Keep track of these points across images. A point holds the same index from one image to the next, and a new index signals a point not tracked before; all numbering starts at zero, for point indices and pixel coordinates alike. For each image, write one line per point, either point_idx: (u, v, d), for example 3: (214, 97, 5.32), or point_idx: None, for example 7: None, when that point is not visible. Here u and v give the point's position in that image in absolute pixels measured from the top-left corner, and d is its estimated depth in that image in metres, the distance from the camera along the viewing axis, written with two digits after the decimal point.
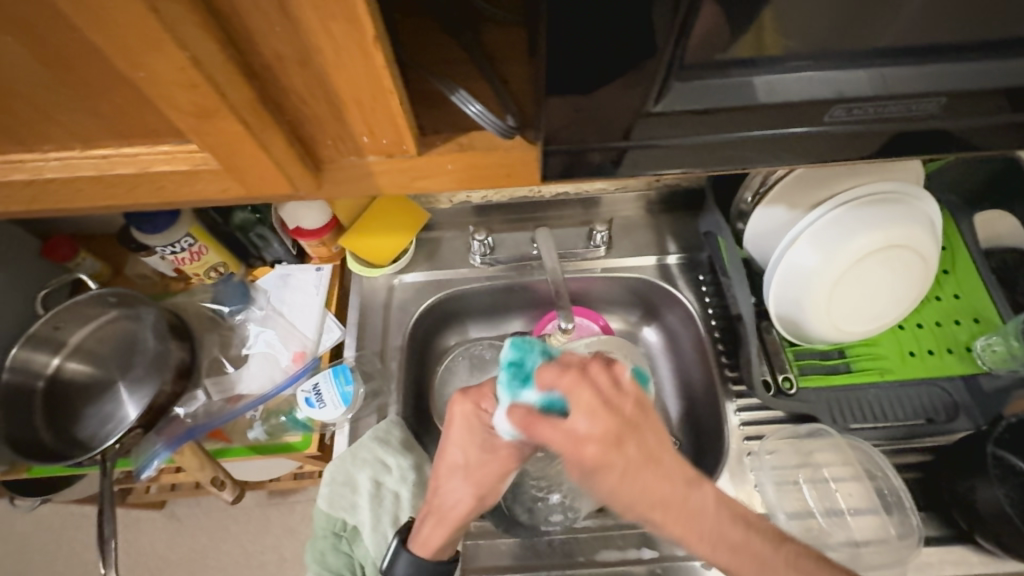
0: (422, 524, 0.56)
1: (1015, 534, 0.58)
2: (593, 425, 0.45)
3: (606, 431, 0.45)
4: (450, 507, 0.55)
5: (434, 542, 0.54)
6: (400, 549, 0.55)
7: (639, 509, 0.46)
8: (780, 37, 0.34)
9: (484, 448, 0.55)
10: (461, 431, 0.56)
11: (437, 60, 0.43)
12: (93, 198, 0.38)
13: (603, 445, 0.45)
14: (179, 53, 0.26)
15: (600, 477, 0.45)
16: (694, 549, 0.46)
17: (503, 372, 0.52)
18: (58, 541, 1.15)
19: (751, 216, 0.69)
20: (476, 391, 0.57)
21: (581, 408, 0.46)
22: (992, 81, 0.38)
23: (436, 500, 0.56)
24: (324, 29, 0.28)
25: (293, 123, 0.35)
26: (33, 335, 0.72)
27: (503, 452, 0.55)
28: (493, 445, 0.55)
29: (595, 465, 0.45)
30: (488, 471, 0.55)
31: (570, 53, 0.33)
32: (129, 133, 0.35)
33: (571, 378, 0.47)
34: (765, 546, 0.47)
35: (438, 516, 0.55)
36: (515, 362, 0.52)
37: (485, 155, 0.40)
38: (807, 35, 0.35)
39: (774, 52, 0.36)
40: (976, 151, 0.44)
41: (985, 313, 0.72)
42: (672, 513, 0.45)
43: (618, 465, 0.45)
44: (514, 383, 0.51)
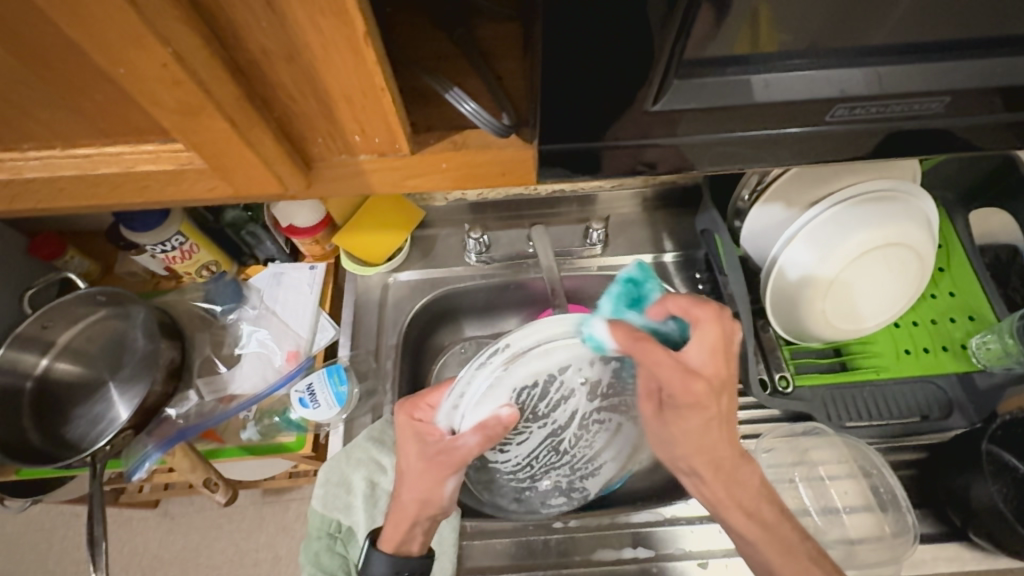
0: (386, 525, 0.57)
1: (1009, 531, 0.58)
2: (706, 366, 0.46)
3: (716, 376, 0.47)
4: (406, 510, 0.55)
5: (396, 537, 0.56)
6: (372, 552, 0.57)
7: (698, 458, 0.52)
8: (773, 35, 0.34)
9: (421, 456, 0.53)
10: (404, 441, 0.55)
11: (430, 56, 0.42)
12: (75, 198, 0.37)
13: (710, 389, 0.47)
14: (160, 49, 0.25)
15: (687, 416, 0.49)
16: (729, 518, 0.54)
17: (619, 286, 0.48)
18: (50, 541, 1.14)
19: (748, 214, 0.69)
20: (418, 400, 0.56)
21: (708, 345, 0.46)
22: (990, 81, 0.37)
23: (393, 504, 0.57)
24: (312, 23, 0.27)
25: (282, 120, 0.34)
26: (19, 335, 0.71)
27: (438, 465, 0.52)
28: (429, 457, 0.53)
29: (691, 407, 0.48)
30: (429, 480, 0.53)
31: (566, 50, 0.32)
32: (112, 130, 0.34)
33: (706, 314, 0.46)
34: (794, 535, 0.53)
35: (394, 518, 0.56)
36: (634, 281, 0.49)
37: (479, 153, 0.39)
38: (801, 31, 0.34)
39: (768, 49, 0.35)
40: (974, 150, 0.44)
41: (981, 312, 0.73)
42: (725, 474, 0.53)
43: (710, 413, 0.48)
44: (621, 301, 0.48)
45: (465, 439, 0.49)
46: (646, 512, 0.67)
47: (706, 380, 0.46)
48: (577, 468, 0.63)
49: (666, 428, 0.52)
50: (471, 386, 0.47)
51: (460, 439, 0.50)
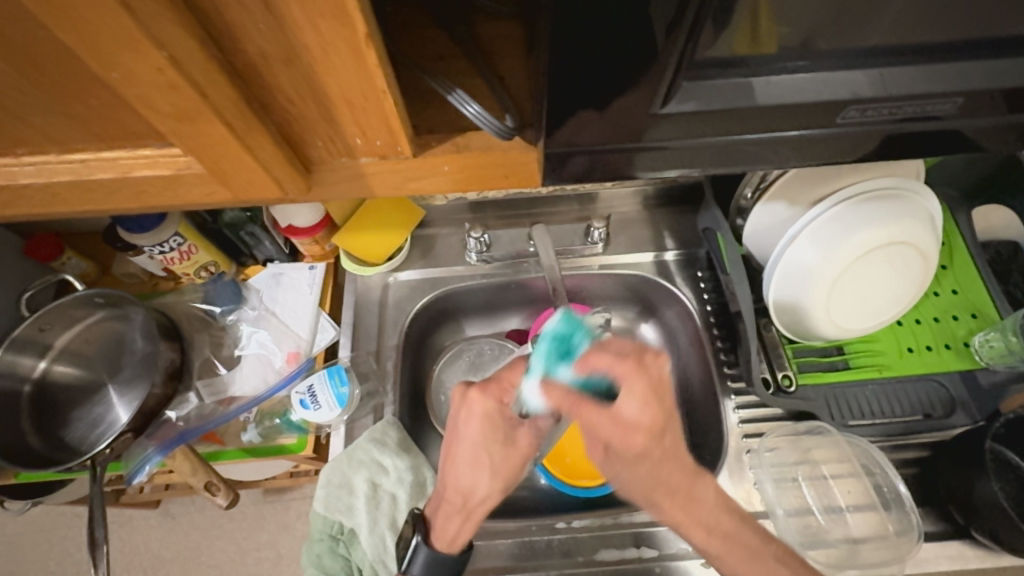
0: (445, 519, 0.54)
1: (1012, 530, 0.58)
2: (643, 417, 0.48)
3: (653, 423, 0.48)
4: (474, 499, 0.53)
5: (455, 534, 0.53)
6: (422, 546, 0.53)
7: (654, 495, 0.51)
8: (772, 32, 0.33)
9: (506, 442, 0.54)
10: (481, 427, 0.52)
11: (430, 56, 0.41)
12: (71, 204, 0.37)
13: (649, 436, 0.48)
14: (156, 53, 0.25)
15: (634, 464, 0.50)
16: (690, 536, 0.52)
17: (546, 342, 0.53)
18: (50, 542, 1.14)
19: (751, 212, 0.69)
20: (496, 385, 0.54)
21: (638, 396, 0.47)
22: (1003, 81, 0.37)
23: (454, 495, 0.54)
24: (311, 25, 0.27)
25: (280, 123, 0.34)
26: (17, 338, 0.70)
27: (522, 443, 0.54)
28: (513, 437, 0.54)
29: (638, 456, 0.49)
30: (512, 464, 0.54)
31: (571, 54, 0.31)
32: (107, 135, 0.33)
33: (630, 368, 0.48)
34: (756, 540, 0.53)
35: (463, 509, 0.53)
36: (560, 335, 0.53)
37: (482, 156, 0.39)
38: (799, 21, 0.33)
39: (767, 50, 0.34)
40: (980, 151, 0.44)
41: (984, 309, 0.72)
42: (678, 497, 0.52)
43: (656, 454, 0.49)
44: (552, 356, 0.52)
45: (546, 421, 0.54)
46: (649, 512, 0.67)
47: (643, 430, 0.48)
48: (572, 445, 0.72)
49: (616, 474, 0.52)
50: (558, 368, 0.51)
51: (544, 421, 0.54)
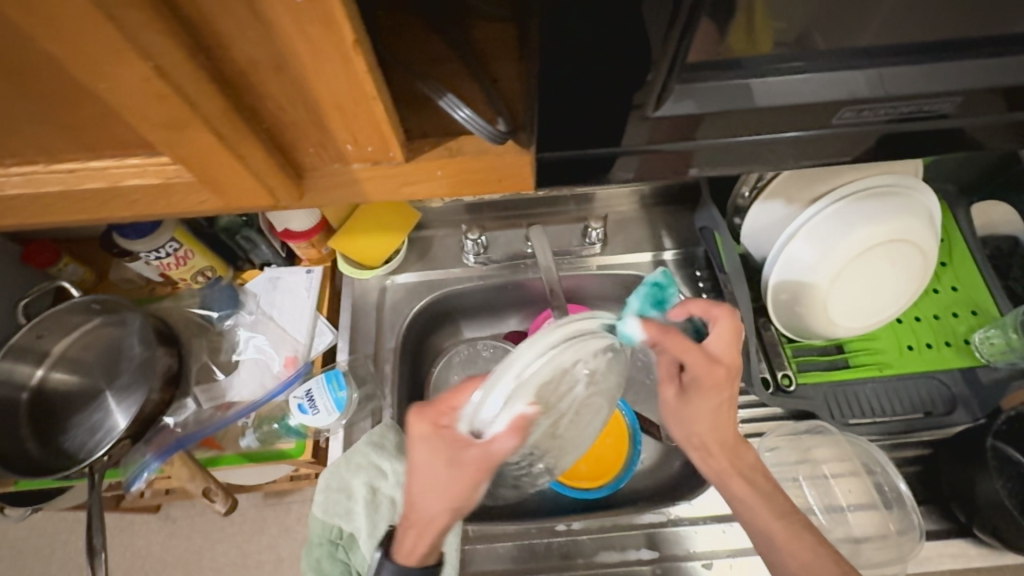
0: (404, 534, 0.51)
1: (1014, 528, 0.57)
2: (726, 354, 0.54)
3: (734, 363, 0.55)
4: (428, 521, 0.49)
5: (418, 548, 0.50)
6: (383, 561, 0.51)
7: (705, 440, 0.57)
8: (765, 24, 0.32)
9: (451, 463, 0.46)
10: (425, 452, 0.48)
11: (422, 60, 0.41)
12: (61, 213, 0.36)
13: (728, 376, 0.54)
14: (142, 63, 0.25)
15: (709, 395, 0.55)
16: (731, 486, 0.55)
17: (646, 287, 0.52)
18: (52, 547, 1.13)
19: (748, 211, 0.69)
20: (434, 408, 0.50)
21: (726, 338, 0.54)
22: (1001, 80, 0.37)
23: (409, 514, 0.50)
24: (299, 33, 0.26)
25: (271, 130, 0.33)
26: (14, 345, 0.70)
27: (470, 471, 0.46)
28: (460, 462, 0.46)
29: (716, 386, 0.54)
30: (461, 489, 0.47)
31: (564, 57, 0.31)
32: (96, 145, 0.33)
33: (722, 312, 0.54)
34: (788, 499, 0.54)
35: (419, 528, 0.49)
36: (660, 285, 0.52)
37: (475, 160, 0.39)
38: (795, 16, 0.32)
39: (762, 48, 0.34)
40: (979, 150, 0.43)
41: (983, 306, 0.72)
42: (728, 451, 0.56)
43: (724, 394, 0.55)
44: (648, 301, 0.52)
45: (500, 442, 0.44)
46: (651, 514, 0.66)
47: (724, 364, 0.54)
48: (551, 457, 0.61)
49: (684, 406, 0.57)
50: (514, 368, 0.43)
51: (496, 443, 0.44)
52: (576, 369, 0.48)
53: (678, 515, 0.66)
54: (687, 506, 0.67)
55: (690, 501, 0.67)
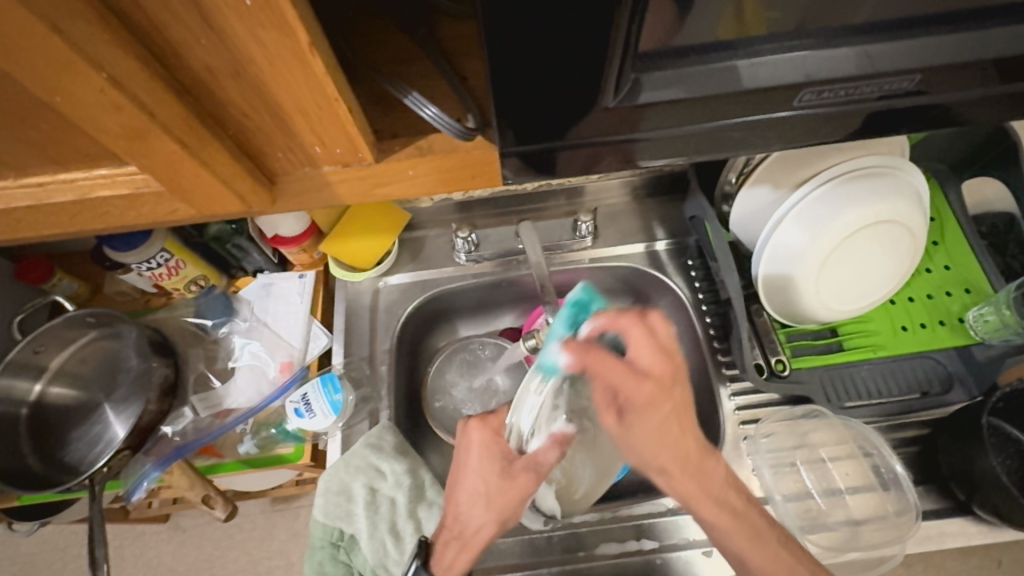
0: (443, 551, 0.53)
1: (1012, 504, 0.57)
2: (652, 365, 0.50)
3: (664, 373, 0.50)
4: (474, 532, 0.53)
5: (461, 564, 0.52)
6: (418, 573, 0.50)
7: (667, 459, 0.51)
8: (760, 15, 0.34)
9: (504, 475, 0.54)
10: (480, 458, 0.55)
11: (393, 59, 0.41)
12: (36, 228, 0.37)
13: (658, 386, 0.50)
14: (94, 74, 0.25)
15: (643, 417, 0.50)
16: (698, 510, 0.52)
17: (567, 308, 0.56)
18: (64, 560, 1.15)
19: (736, 198, 0.68)
20: (493, 419, 0.56)
21: (646, 346, 0.50)
22: (969, 54, 0.36)
23: (455, 526, 0.54)
24: (253, 37, 0.26)
25: (236, 136, 0.33)
26: (11, 361, 0.71)
27: (521, 478, 0.54)
28: (510, 471, 0.54)
29: (648, 406, 0.50)
30: (510, 497, 0.53)
31: (530, 47, 0.31)
32: (63, 158, 0.33)
33: (631, 320, 0.51)
34: (762, 520, 0.52)
35: (461, 542, 0.53)
36: (580, 303, 0.56)
37: (448, 157, 0.39)
38: (789, 6, 0.33)
39: (755, 32, 0.35)
40: (961, 124, 0.43)
41: (976, 284, 0.72)
42: (689, 470, 0.51)
43: (665, 407, 0.50)
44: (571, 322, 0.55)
45: (544, 455, 0.55)
46: (649, 504, 0.67)
47: (653, 379, 0.50)
48: None
49: (629, 437, 0.51)
50: (522, 423, 0.55)
51: (541, 456, 0.55)
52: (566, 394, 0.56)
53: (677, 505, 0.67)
54: None
55: None
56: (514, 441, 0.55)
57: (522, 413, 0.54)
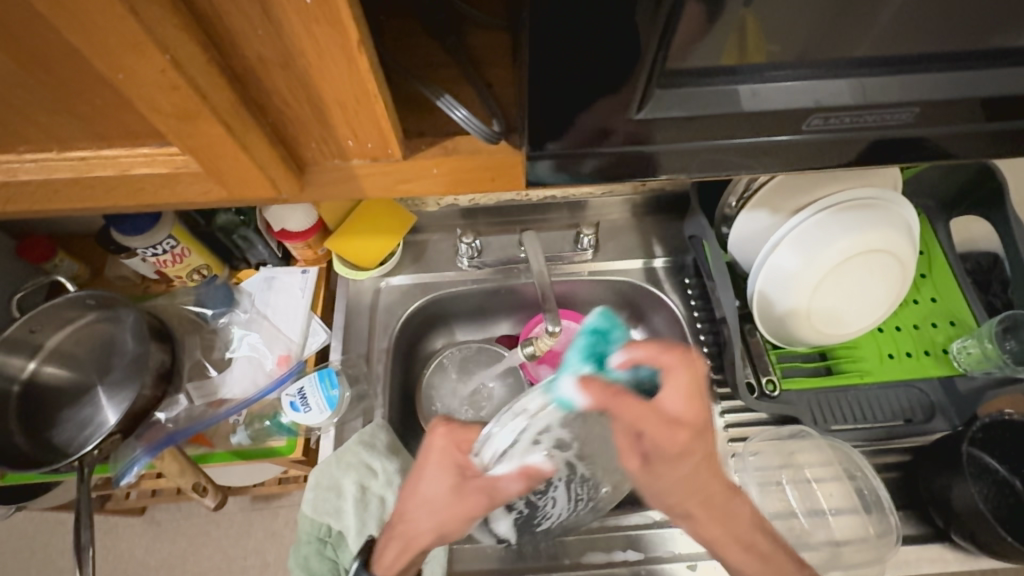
0: (386, 548, 0.54)
1: (989, 533, 0.59)
2: (686, 412, 0.49)
3: (696, 420, 0.49)
4: (417, 535, 0.52)
5: (397, 564, 0.53)
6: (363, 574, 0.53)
7: (688, 502, 0.53)
8: (762, 44, 0.36)
9: (456, 489, 0.52)
10: (437, 466, 0.54)
11: (421, 63, 0.43)
12: (70, 200, 0.38)
13: (691, 434, 0.49)
14: (159, 56, 0.26)
15: (677, 464, 0.51)
16: (726, 552, 0.54)
17: (584, 337, 0.49)
18: (33, 549, 1.12)
19: (735, 220, 0.70)
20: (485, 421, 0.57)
21: (683, 392, 0.48)
22: (960, 92, 0.39)
23: (402, 524, 0.54)
24: (307, 32, 0.28)
25: (275, 125, 0.35)
26: (7, 338, 0.70)
27: (472, 499, 0.51)
28: (464, 488, 0.52)
29: (680, 456, 0.50)
30: (455, 513, 0.51)
31: (557, 57, 0.33)
32: (108, 134, 0.35)
33: (675, 360, 0.48)
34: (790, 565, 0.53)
35: (403, 542, 0.53)
36: (600, 331, 0.49)
37: (470, 159, 0.40)
38: (789, 40, 0.35)
39: (757, 59, 0.37)
40: (952, 159, 0.45)
41: (961, 316, 0.74)
42: (716, 511, 0.53)
43: (699, 453, 0.51)
44: (588, 352, 0.48)
45: (506, 483, 0.51)
46: (635, 515, 0.68)
47: (687, 427, 0.49)
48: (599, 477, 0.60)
49: (655, 482, 0.52)
50: (499, 437, 0.53)
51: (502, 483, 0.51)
52: (555, 429, 0.53)
53: (663, 517, 0.67)
54: None
55: None
56: (480, 459, 0.53)
57: (503, 428, 0.53)
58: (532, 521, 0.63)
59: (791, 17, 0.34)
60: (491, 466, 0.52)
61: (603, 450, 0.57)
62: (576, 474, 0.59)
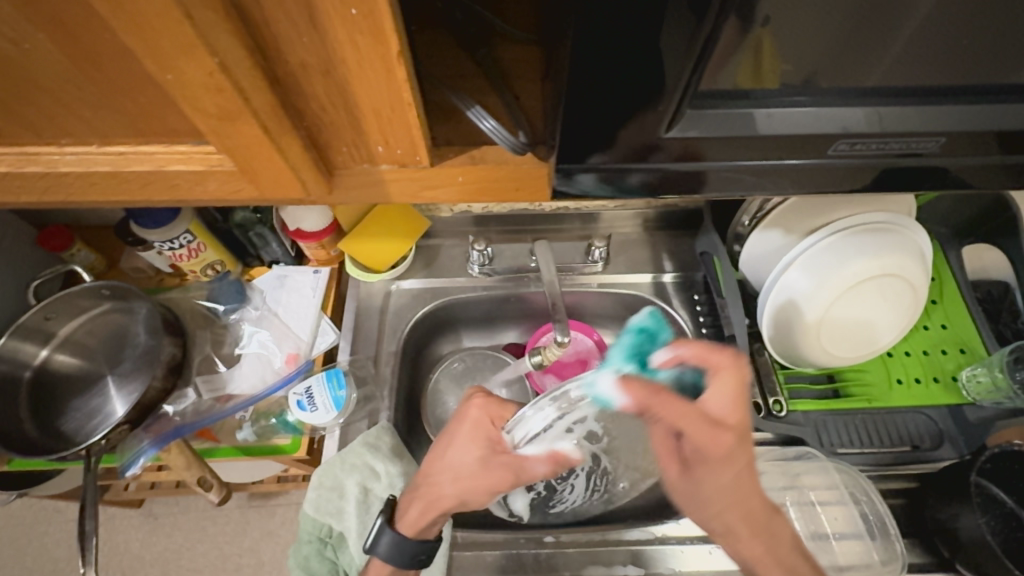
0: (409, 505, 0.55)
1: (997, 564, 0.58)
2: (729, 414, 0.50)
3: (740, 423, 0.50)
4: (440, 496, 0.53)
5: (421, 522, 0.54)
6: (385, 528, 0.54)
7: (724, 511, 0.52)
8: (777, 68, 0.36)
9: (483, 459, 0.52)
10: (469, 431, 0.54)
11: (451, 74, 0.44)
12: (105, 193, 0.39)
13: (739, 436, 0.49)
14: (208, 58, 0.27)
15: (721, 470, 0.50)
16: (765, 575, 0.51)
17: (630, 336, 0.50)
18: (29, 537, 1.12)
19: (748, 239, 0.71)
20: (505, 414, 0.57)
21: (729, 392, 0.50)
22: (979, 124, 0.39)
23: (426, 486, 0.54)
24: (350, 41, 0.29)
25: (310, 129, 0.36)
26: (22, 324, 0.71)
27: (496, 473, 0.51)
28: (489, 461, 0.52)
29: (724, 461, 0.50)
30: (479, 484, 0.52)
31: (588, 74, 0.34)
32: (147, 130, 0.36)
33: (723, 361, 0.50)
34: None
35: (426, 501, 0.53)
36: (647, 331, 0.50)
37: (496, 169, 0.41)
38: (802, 62, 0.36)
39: (771, 85, 0.37)
40: (969, 189, 0.46)
41: (972, 345, 0.74)
42: (757, 528, 0.52)
43: (743, 459, 0.50)
44: (635, 350, 0.49)
45: (533, 464, 0.51)
46: (638, 530, 0.67)
47: (731, 429, 0.49)
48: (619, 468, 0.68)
49: (697, 490, 0.52)
50: (532, 421, 0.50)
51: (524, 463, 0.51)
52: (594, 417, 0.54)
53: (665, 534, 0.67)
54: (675, 525, 0.67)
55: (678, 520, 0.68)
56: (511, 433, 0.51)
57: (538, 411, 0.50)
58: (547, 502, 0.69)
59: (808, 43, 0.34)
60: (520, 442, 0.51)
61: (626, 448, 0.63)
62: (595, 464, 0.64)
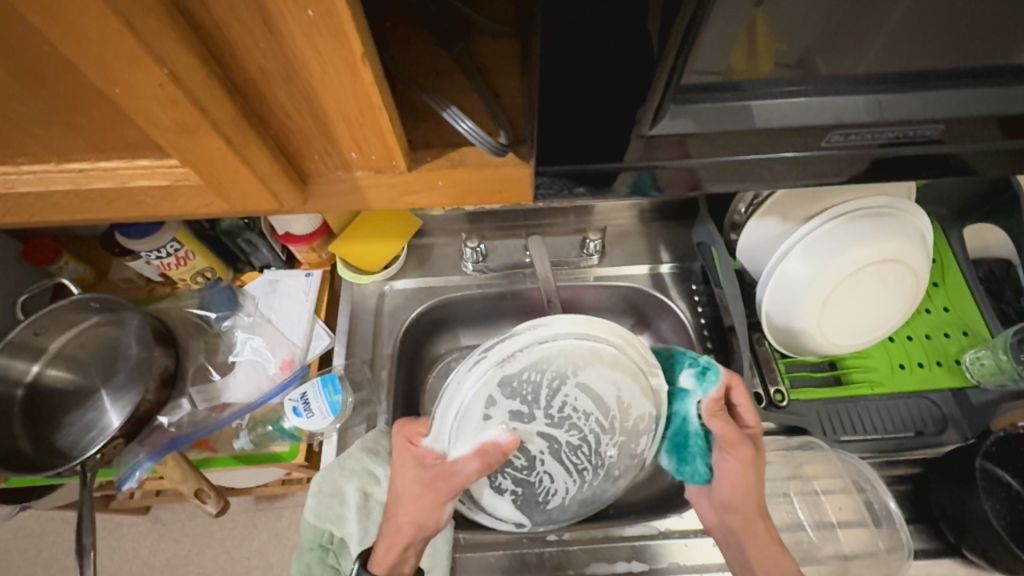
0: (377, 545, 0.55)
1: (1003, 549, 0.57)
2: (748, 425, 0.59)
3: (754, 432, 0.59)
4: (399, 528, 0.54)
5: (389, 558, 0.54)
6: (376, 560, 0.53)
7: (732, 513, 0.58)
8: (771, 53, 0.34)
9: (421, 481, 0.53)
10: (400, 460, 0.54)
11: (427, 72, 0.43)
12: (70, 212, 0.37)
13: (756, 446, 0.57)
14: (157, 69, 0.26)
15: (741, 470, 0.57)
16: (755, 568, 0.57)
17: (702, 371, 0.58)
18: (38, 547, 1.12)
19: (744, 227, 0.70)
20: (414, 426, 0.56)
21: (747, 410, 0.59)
22: (983, 109, 0.38)
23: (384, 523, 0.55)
24: (310, 44, 0.28)
25: (277, 137, 0.35)
26: (11, 341, 0.70)
27: (437, 488, 0.52)
28: (426, 480, 0.52)
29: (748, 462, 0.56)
30: (423, 504, 0.52)
31: (567, 67, 0.32)
32: (107, 146, 0.34)
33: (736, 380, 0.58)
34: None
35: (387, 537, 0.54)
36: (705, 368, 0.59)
37: (476, 171, 0.40)
38: (798, 37, 0.33)
39: (765, 73, 0.35)
40: (973, 174, 0.44)
41: (974, 327, 0.73)
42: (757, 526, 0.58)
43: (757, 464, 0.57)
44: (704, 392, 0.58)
45: (465, 464, 0.51)
46: (640, 525, 0.66)
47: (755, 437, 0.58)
48: (598, 429, 0.56)
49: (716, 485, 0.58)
50: (449, 414, 0.51)
51: (461, 464, 0.51)
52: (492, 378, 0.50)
53: (668, 528, 0.66)
54: (679, 519, 0.67)
55: (680, 514, 0.67)
56: (429, 442, 0.53)
57: (450, 403, 0.51)
58: (536, 497, 0.59)
59: (806, 21, 0.32)
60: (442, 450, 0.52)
61: (578, 412, 0.54)
62: (557, 441, 0.55)
